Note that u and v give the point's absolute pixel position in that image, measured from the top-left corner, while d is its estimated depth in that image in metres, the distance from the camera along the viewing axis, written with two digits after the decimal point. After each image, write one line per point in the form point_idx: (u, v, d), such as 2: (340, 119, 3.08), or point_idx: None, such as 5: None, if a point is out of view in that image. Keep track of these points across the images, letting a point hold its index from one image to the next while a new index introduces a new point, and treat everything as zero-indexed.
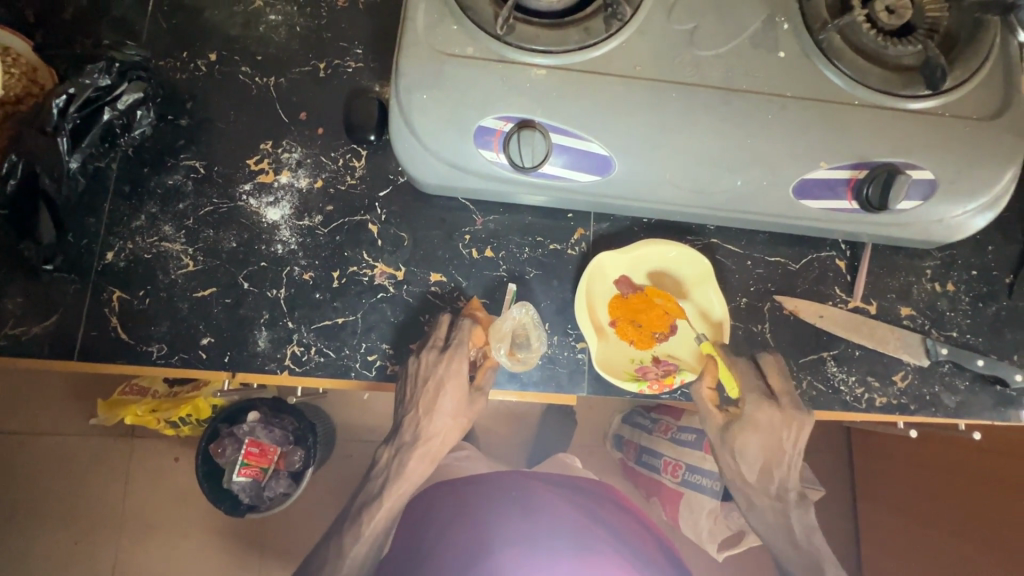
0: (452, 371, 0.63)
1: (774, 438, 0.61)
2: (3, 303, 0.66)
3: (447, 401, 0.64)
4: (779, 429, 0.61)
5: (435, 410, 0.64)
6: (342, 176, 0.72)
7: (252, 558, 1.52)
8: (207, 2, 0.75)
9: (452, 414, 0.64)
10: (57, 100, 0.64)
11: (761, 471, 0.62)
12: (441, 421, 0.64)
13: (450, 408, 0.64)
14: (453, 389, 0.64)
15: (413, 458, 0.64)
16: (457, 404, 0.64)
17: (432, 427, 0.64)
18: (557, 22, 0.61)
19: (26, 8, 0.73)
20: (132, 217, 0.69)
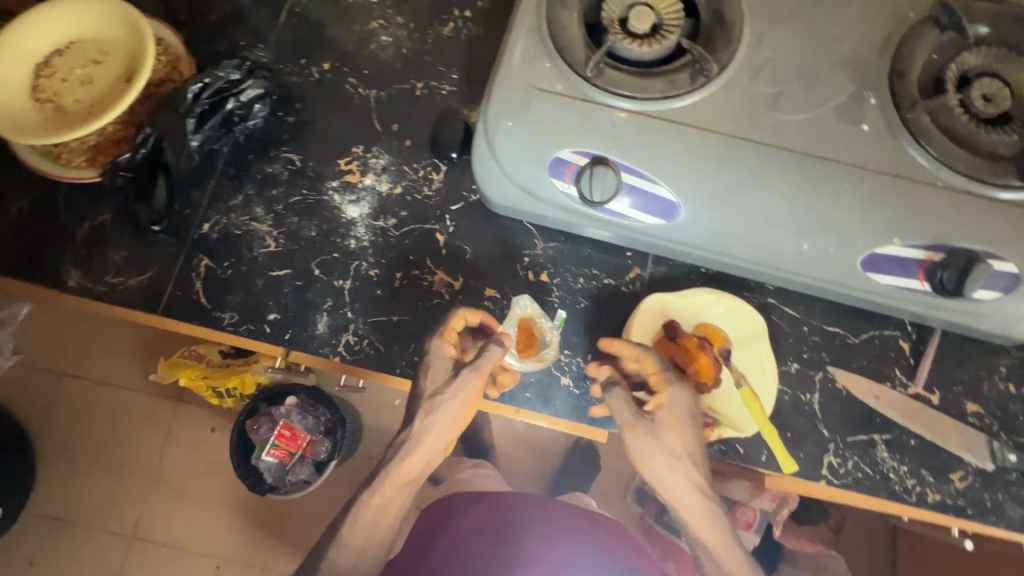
0: (436, 359, 0.66)
1: (677, 430, 0.63)
2: (111, 255, 0.75)
3: (430, 387, 0.65)
4: (692, 422, 0.64)
5: (431, 393, 0.64)
6: (420, 186, 0.77)
7: (263, 540, 1.56)
8: (330, 20, 0.84)
9: (447, 400, 0.64)
10: (192, 86, 0.71)
11: (689, 471, 0.63)
12: (429, 408, 0.64)
13: (444, 396, 0.64)
14: (435, 372, 0.65)
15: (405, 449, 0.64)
16: (451, 399, 0.64)
17: (423, 421, 0.64)
18: (646, 72, 0.65)
19: (181, 9, 0.85)
20: (231, 196, 0.77)
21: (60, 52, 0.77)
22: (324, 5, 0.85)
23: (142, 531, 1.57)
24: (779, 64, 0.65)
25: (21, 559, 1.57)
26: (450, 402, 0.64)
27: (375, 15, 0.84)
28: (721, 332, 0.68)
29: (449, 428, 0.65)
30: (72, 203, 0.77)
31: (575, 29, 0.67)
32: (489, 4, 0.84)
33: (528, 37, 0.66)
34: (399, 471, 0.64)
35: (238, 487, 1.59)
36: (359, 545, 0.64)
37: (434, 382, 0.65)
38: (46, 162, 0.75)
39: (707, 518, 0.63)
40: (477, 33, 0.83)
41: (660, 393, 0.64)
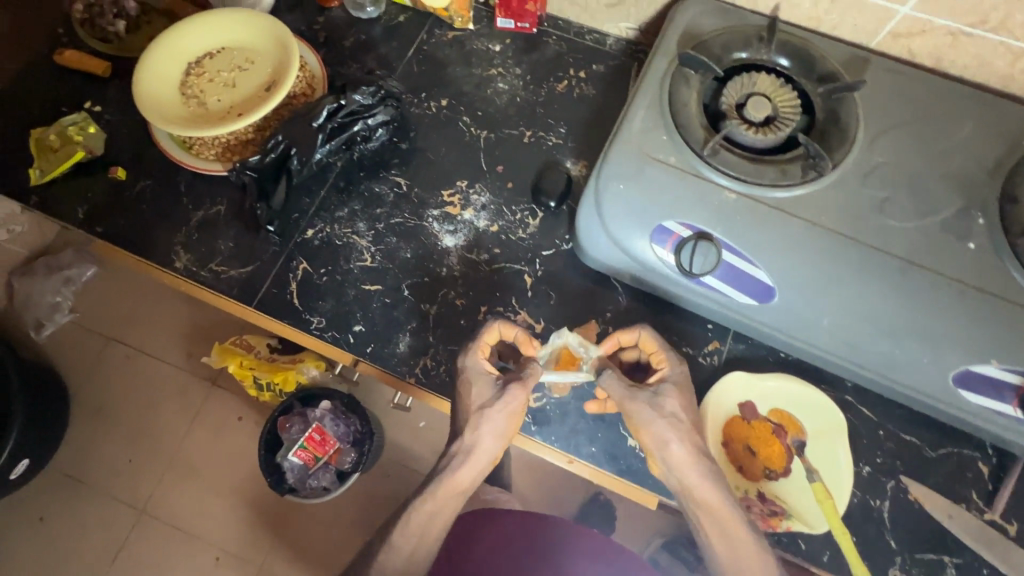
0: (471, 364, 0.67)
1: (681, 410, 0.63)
2: (219, 244, 0.79)
3: (478, 400, 0.65)
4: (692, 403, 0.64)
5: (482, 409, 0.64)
6: (516, 228, 0.80)
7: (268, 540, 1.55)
8: (453, 61, 0.90)
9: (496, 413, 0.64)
10: (328, 105, 0.78)
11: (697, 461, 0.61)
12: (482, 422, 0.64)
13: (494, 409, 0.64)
14: (478, 387, 0.66)
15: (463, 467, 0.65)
16: (504, 418, 0.64)
17: (476, 437, 0.64)
18: (757, 159, 0.68)
19: (321, 32, 0.92)
20: (338, 208, 0.81)
21: (210, 55, 0.84)
22: (450, 47, 0.91)
23: (153, 507, 1.58)
24: (890, 170, 0.67)
25: (34, 514, 1.59)
26: (499, 416, 0.64)
27: (495, 63, 0.90)
28: (796, 421, 0.68)
29: (496, 441, 0.65)
30: (192, 190, 0.82)
31: (694, 107, 0.70)
32: (603, 71, 0.89)
33: (647, 109, 0.70)
34: (450, 482, 0.65)
35: (253, 480, 1.60)
36: (400, 569, 0.64)
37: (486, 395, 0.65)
38: (179, 150, 0.81)
39: (727, 520, 0.59)
40: (588, 93, 0.88)
41: (659, 370, 0.65)
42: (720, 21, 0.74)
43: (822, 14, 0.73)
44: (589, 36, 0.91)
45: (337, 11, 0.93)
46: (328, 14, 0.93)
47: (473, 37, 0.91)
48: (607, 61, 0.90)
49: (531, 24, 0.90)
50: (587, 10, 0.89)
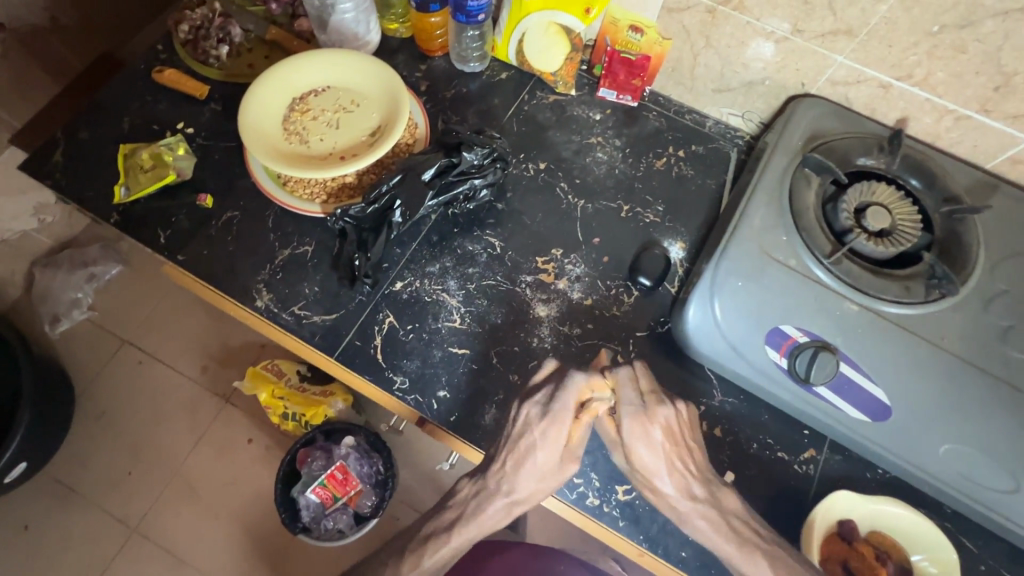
0: (548, 440, 0.65)
1: (668, 448, 0.64)
2: (304, 287, 0.77)
3: (533, 478, 0.65)
4: (688, 436, 0.66)
5: (524, 475, 0.66)
6: (610, 304, 0.78)
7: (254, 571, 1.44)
8: (553, 124, 0.90)
9: (515, 485, 0.66)
10: (440, 162, 0.76)
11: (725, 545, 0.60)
12: (501, 509, 0.67)
13: (520, 496, 0.66)
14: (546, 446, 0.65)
15: (490, 506, 0.67)
16: (551, 460, 0.66)
17: (517, 479, 0.66)
18: (879, 272, 0.67)
19: (423, 81, 0.92)
20: (429, 262, 0.79)
21: (316, 92, 0.83)
22: (551, 110, 0.91)
23: (145, 527, 1.47)
24: (1010, 297, 0.66)
25: (16, 522, 1.46)
26: (540, 492, 0.66)
27: (595, 132, 0.90)
28: (900, 546, 0.65)
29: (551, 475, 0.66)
30: (280, 226, 0.80)
31: (814, 212, 0.70)
32: (702, 152, 0.89)
33: (767, 207, 0.70)
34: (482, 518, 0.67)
35: (256, 509, 1.50)
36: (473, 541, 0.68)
37: (518, 478, 0.66)
38: (274, 185, 0.79)
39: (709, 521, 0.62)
40: (687, 173, 0.87)
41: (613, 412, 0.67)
42: (840, 128, 0.75)
43: (942, 130, 0.73)
44: (689, 116, 0.91)
45: (440, 61, 0.93)
46: (431, 62, 0.93)
47: (575, 103, 0.91)
48: (706, 143, 0.90)
49: (632, 98, 0.90)
50: (693, 91, 0.89)
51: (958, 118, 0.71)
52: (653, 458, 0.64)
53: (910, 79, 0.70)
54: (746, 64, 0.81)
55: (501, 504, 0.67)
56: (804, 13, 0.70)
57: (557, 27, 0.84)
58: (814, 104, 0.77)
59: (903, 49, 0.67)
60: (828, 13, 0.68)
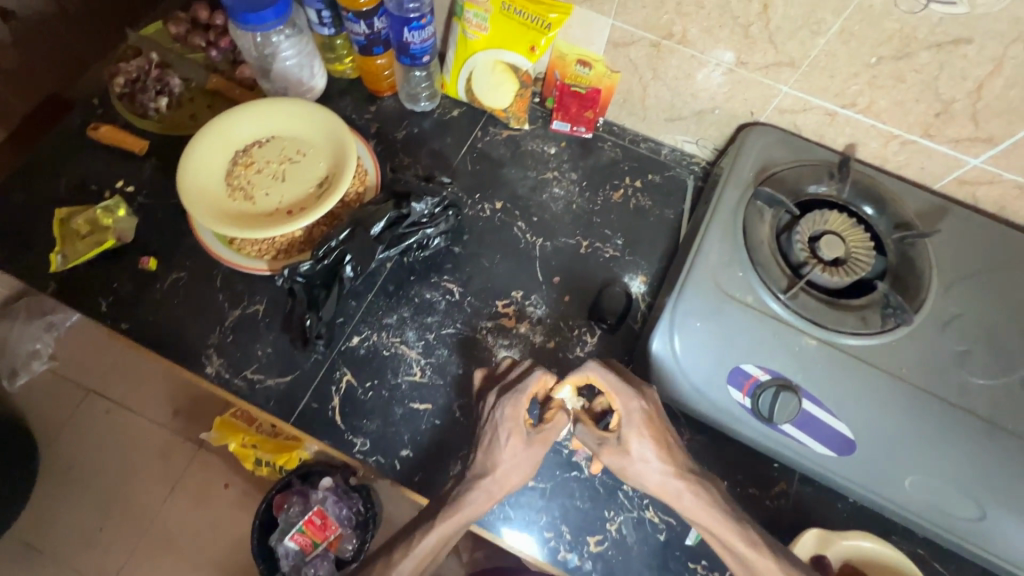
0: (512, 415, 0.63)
1: (647, 433, 0.62)
2: (256, 349, 0.74)
3: (506, 460, 0.63)
4: (663, 422, 0.63)
5: (498, 458, 0.63)
6: (573, 346, 0.77)
7: None
8: (508, 161, 0.88)
9: (501, 469, 0.63)
10: (390, 213, 0.74)
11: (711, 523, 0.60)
12: (481, 495, 0.63)
13: (495, 477, 0.63)
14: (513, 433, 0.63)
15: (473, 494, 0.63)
16: (529, 448, 0.64)
17: (497, 462, 0.64)
18: (835, 303, 0.67)
19: (372, 122, 0.90)
20: (386, 314, 0.76)
21: (259, 143, 0.80)
22: (505, 146, 0.89)
23: None
24: (966, 320, 0.66)
25: None
26: (515, 470, 0.64)
27: (550, 166, 0.89)
28: None
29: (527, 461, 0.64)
30: (229, 286, 0.77)
31: (769, 244, 0.70)
32: (659, 181, 0.88)
33: (722, 243, 0.69)
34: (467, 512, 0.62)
35: (236, 557, 1.45)
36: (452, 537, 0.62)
37: (492, 457, 0.64)
38: (220, 244, 0.76)
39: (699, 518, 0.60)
40: (645, 204, 0.87)
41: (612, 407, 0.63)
42: (790, 156, 0.75)
43: (890, 154, 0.74)
44: (645, 144, 0.91)
45: (390, 100, 0.91)
46: (380, 102, 0.91)
47: (529, 137, 0.90)
48: (662, 171, 0.89)
49: (587, 129, 0.89)
50: (646, 121, 0.88)
51: (903, 143, 0.71)
52: (649, 446, 0.61)
53: (854, 107, 0.70)
54: (695, 95, 0.80)
55: (479, 491, 0.63)
56: (746, 46, 0.69)
57: (504, 65, 0.83)
58: (763, 133, 0.77)
59: (844, 80, 0.67)
60: (769, 46, 0.68)
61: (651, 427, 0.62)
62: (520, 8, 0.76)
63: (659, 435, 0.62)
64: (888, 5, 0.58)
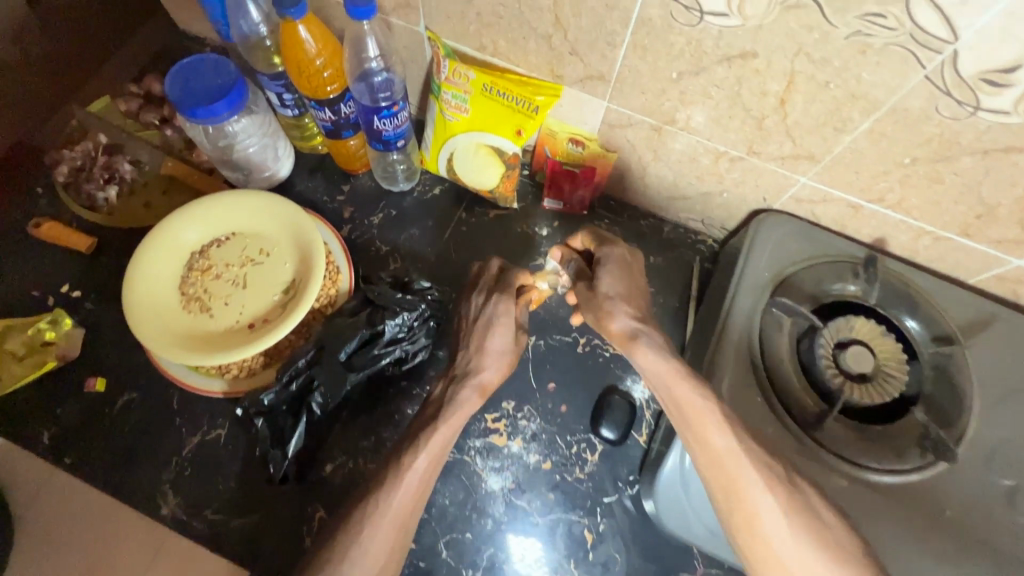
0: (504, 310, 0.64)
1: (625, 280, 0.65)
2: (217, 484, 0.66)
3: (497, 345, 0.63)
4: (637, 287, 0.66)
5: (485, 348, 0.63)
6: (572, 466, 0.69)
7: None
8: (496, 245, 0.80)
9: (488, 362, 0.62)
10: (364, 331, 0.65)
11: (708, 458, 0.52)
12: (473, 391, 0.60)
13: (486, 373, 0.62)
14: (507, 310, 0.64)
15: (466, 389, 0.60)
16: (505, 346, 0.63)
17: (483, 364, 0.62)
18: (864, 430, 0.59)
19: (345, 206, 0.81)
20: (363, 436, 0.69)
21: (218, 243, 0.72)
22: (493, 229, 0.81)
23: None
24: (1014, 449, 0.57)
25: None
26: (502, 361, 0.63)
27: (543, 250, 0.80)
28: None
29: (506, 357, 0.63)
30: (187, 407, 0.69)
31: (789, 360, 0.62)
32: (661, 264, 0.81)
33: (737, 361, 0.61)
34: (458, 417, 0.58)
35: None
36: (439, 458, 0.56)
37: (483, 354, 0.63)
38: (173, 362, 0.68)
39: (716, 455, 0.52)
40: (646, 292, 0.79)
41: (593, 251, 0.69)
42: (809, 250, 0.67)
43: (920, 248, 0.66)
44: (645, 221, 0.83)
45: (364, 179, 0.83)
46: (354, 182, 0.83)
47: (518, 217, 0.82)
48: (665, 252, 0.81)
49: (581, 207, 0.81)
50: (646, 198, 0.80)
51: (936, 238, 0.63)
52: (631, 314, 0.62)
53: (881, 202, 0.62)
54: (700, 178, 0.72)
55: (470, 390, 0.60)
56: (759, 137, 0.61)
57: (488, 148, 0.74)
58: (778, 223, 0.69)
59: (871, 177, 0.59)
60: (786, 139, 0.60)
61: (623, 292, 0.64)
62: (504, 90, 0.68)
63: (630, 297, 0.65)
64: (928, 108, 0.50)
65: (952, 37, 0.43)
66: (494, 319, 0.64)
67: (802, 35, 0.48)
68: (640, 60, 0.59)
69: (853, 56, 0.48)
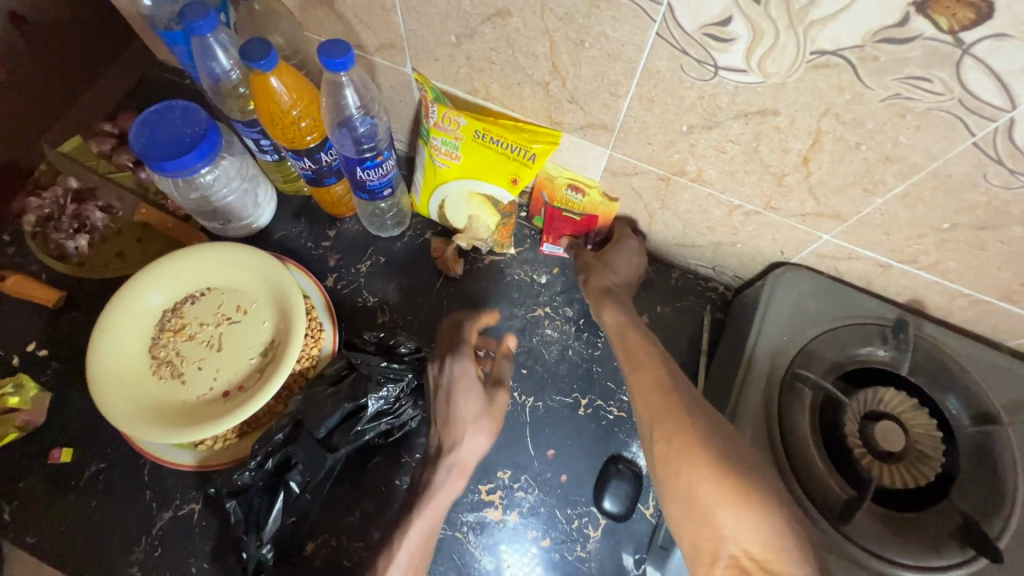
0: (459, 394, 0.59)
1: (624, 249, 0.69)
2: (189, 566, 0.61)
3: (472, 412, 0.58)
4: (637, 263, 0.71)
5: (454, 420, 0.58)
6: (573, 544, 0.64)
7: None
8: (491, 294, 0.75)
9: (459, 427, 0.58)
10: (347, 404, 0.60)
11: (649, 380, 0.54)
12: (451, 471, 0.56)
13: (465, 447, 0.57)
14: (471, 396, 0.59)
15: (448, 473, 0.56)
16: (479, 413, 0.59)
17: (462, 421, 0.58)
18: (897, 521, 0.53)
19: (330, 253, 0.76)
20: (346, 512, 0.64)
21: (192, 300, 0.67)
22: (487, 276, 0.75)
23: None
24: None
25: None
26: (482, 429, 0.58)
27: (541, 300, 0.75)
28: None
29: (478, 428, 0.58)
30: (158, 480, 0.64)
31: (813, 437, 0.56)
32: (668, 315, 0.75)
33: (753, 440, 0.56)
34: (440, 502, 0.55)
35: None
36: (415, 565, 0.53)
37: (454, 424, 0.58)
38: None
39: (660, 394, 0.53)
40: None
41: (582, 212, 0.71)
42: (832, 311, 0.61)
43: (955, 309, 0.59)
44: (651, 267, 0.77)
45: (351, 223, 0.78)
46: (340, 226, 0.77)
47: (515, 263, 0.76)
48: (673, 301, 0.76)
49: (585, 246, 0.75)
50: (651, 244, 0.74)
51: (974, 301, 0.57)
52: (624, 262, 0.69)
53: (914, 264, 0.56)
54: (711, 229, 0.66)
55: (452, 473, 0.56)
56: (778, 193, 0.55)
57: (481, 196, 0.69)
58: (797, 280, 0.63)
59: (904, 239, 0.54)
60: (808, 197, 0.54)
61: (621, 270, 0.69)
62: (497, 137, 0.62)
63: (629, 277, 0.70)
64: (975, 175, 0.44)
65: (1008, 104, 0.38)
66: (455, 411, 0.58)
67: (831, 95, 0.43)
68: (647, 111, 0.53)
69: (890, 120, 0.42)
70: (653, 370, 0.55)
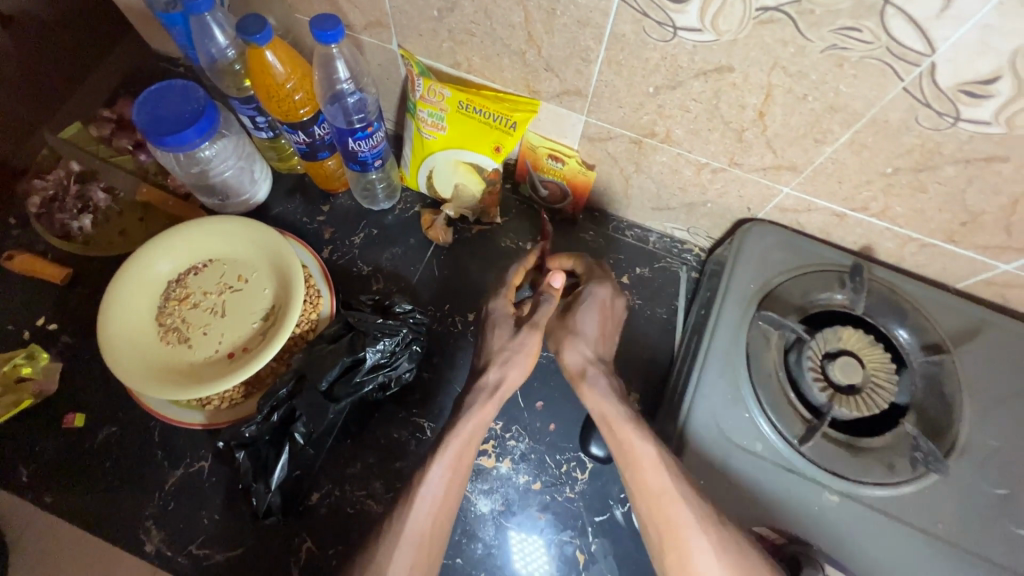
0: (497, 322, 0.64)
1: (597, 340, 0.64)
2: (201, 518, 0.65)
3: (498, 344, 0.63)
4: (618, 315, 0.66)
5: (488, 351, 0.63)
6: (562, 486, 0.68)
7: None
8: (480, 261, 0.79)
9: (500, 360, 0.62)
10: (345, 358, 0.64)
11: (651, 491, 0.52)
12: (483, 398, 0.60)
13: (496, 374, 0.62)
14: (501, 329, 0.64)
15: (472, 410, 0.59)
16: (507, 344, 0.63)
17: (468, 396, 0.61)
18: (855, 445, 0.58)
19: (325, 226, 0.80)
20: (348, 463, 0.68)
21: (195, 270, 0.71)
22: (475, 244, 0.80)
23: None
24: (1004, 457, 0.57)
25: None
26: (514, 358, 0.62)
27: None
28: None
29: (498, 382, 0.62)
30: (168, 440, 0.68)
31: (776, 373, 0.61)
32: (647, 276, 0.80)
33: (723, 377, 0.60)
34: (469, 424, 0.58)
35: None
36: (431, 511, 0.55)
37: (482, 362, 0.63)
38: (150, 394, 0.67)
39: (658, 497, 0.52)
40: (634, 304, 0.78)
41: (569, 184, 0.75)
42: (794, 260, 0.66)
43: (907, 254, 0.65)
44: (630, 232, 0.81)
45: (344, 198, 0.81)
46: (334, 201, 0.81)
47: (502, 232, 0.81)
48: (651, 263, 0.80)
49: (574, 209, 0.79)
50: (629, 209, 0.79)
51: (922, 246, 0.62)
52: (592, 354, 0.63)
53: (866, 211, 0.61)
54: (684, 189, 0.70)
55: (484, 395, 0.61)
56: (739, 149, 0.60)
57: (466, 165, 0.73)
58: (763, 233, 0.68)
59: (855, 186, 0.58)
60: (767, 151, 0.59)
61: (594, 334, 0.64)
62: (479, 107, 0.66)
63: (601, 338, 0.65)
64: (908, 119, 0.49)
65: (928, 49, 0.43)
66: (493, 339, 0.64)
67: (777, 50, 0.47)
68: (617, 75, 0.57)
69: (831, 70, 0.47)
70: (658, 471, 0.53)
